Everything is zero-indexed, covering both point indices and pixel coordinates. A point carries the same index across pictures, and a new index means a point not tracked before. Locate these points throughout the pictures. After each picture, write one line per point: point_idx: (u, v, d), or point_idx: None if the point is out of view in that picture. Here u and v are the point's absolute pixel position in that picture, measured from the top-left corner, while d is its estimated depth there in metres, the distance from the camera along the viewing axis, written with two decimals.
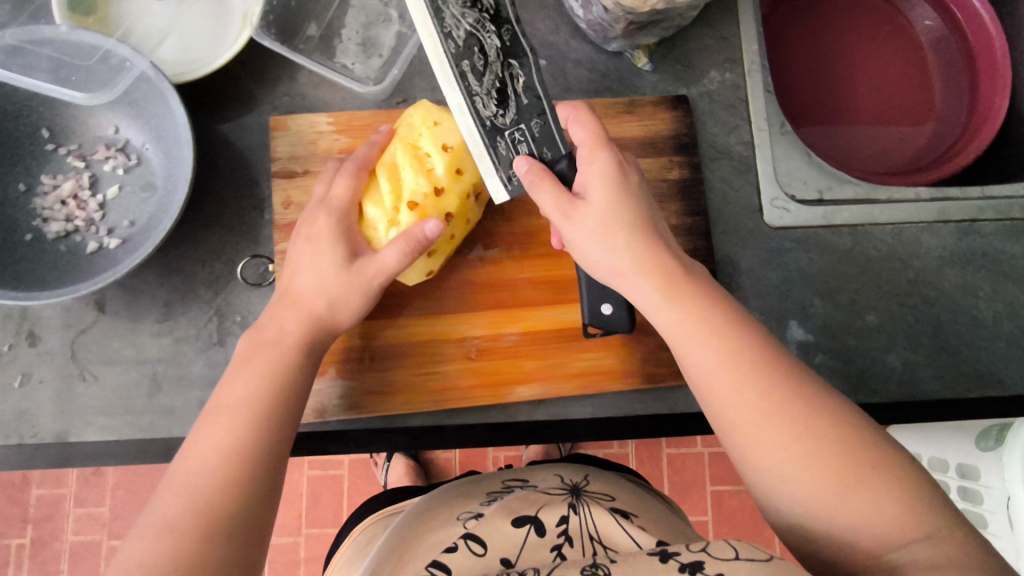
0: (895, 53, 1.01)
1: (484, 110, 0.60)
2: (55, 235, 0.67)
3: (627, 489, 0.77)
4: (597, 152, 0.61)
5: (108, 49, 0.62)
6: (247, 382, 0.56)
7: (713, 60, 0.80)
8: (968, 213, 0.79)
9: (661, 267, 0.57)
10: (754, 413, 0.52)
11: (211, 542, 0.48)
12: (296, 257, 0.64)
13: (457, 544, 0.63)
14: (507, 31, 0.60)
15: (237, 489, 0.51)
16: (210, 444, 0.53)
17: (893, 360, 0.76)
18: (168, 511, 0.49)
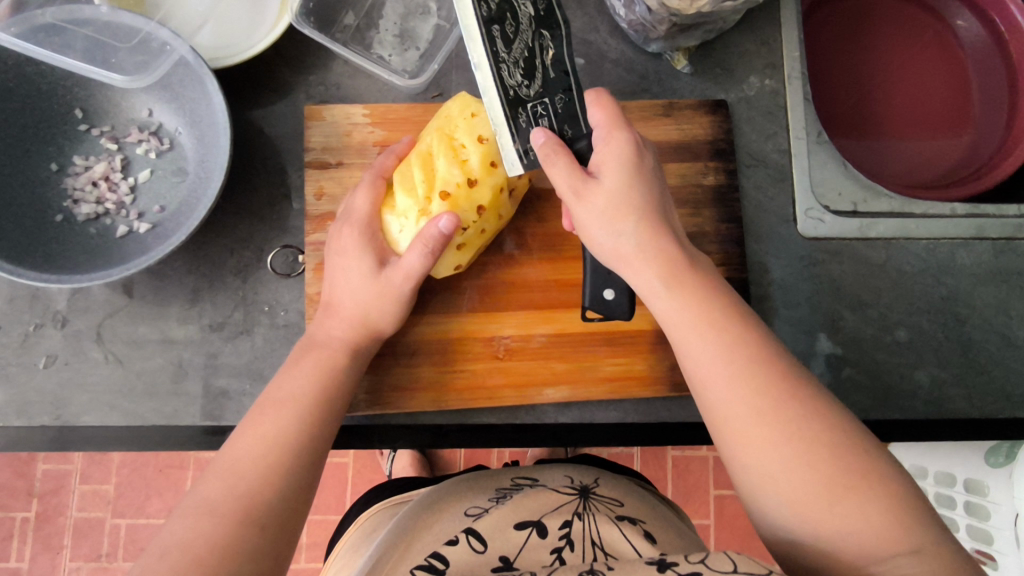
0: (934, 63, 0.99)
1: (510, 78, 0.54)
2: (85, 217, 0.66)
3: (638, 495, 0.76)
4: (614, 133, 0.59)
5: (148, 32, 0.61)
6: (298, 379, 0.59)
7: (754, 65, 0.78)
8: (1005, 231, 0.78)
9: (662, 254, 0.57)
10: (749, 408, 0.51)
11: (250, 525, 0.49)
12: (337, 261, 0.65)
13: (458, 539, 0.63)
14: (542, 0, 0.55)
15: (278, 478, 0.52)
16: (257, 434, 0.55)
17: (921, 377, 0.75)
18: (210, 493, 0.50)
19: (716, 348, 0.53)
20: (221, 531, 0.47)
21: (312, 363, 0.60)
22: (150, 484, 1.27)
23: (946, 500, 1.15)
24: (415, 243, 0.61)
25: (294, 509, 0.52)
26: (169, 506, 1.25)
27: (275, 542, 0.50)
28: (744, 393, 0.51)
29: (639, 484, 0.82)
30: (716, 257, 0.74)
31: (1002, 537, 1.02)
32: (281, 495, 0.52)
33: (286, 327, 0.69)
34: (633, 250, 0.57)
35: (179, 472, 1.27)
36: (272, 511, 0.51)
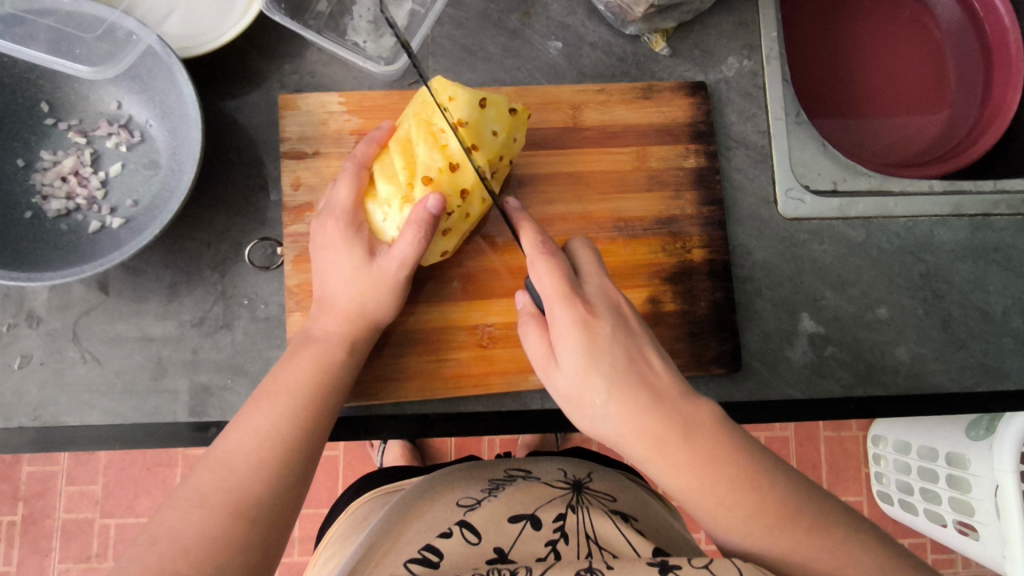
0: (910, 42, 0.99)
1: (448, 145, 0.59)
2: (55, 213, 0.65)
3: (629, 490, 0.76)
4: (538, 261, 0.55)
5: (113, 22, 0.59)
6: (296, 369, 0.59)
7: (732, 46, 0.78)
8: (982, 207, 0.79)
9: (616, 380, 0.51)
10: (737, 533, 0.48)
11: (242, 520, 0.49)
12: (319, 253, 0.64)
13: (452, 530, 0.63)
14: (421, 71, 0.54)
15: (271, 470, 0.52)
16: (251, 425, 0.54)
17: (902, 353, 0.76)
18: (203, 484, 0.50)
19: (688, 479, 0.49)
20: (211, 525, 0.47)
21: (307, 356, 0.60)
22: (137, 483, 1.25)
23: (929, 474, 1.17)
24: (405, 229, 0.60)
25: (289, 502, 0.52)
26: (158, 505, 1.24)
27: (267, 535, 0.50)
28: (725, 521, 0.48)
29: (629, 476, 0.82)
30: (699, 239, 0.74)
31: (983, 508, 1.04)
32: (275, 487, 0.52)
33: (266, 320, 0.68)
34: (585, 389, 0.52)
35: (167, 470, 1.26)
36: (265, 503, 0.50)
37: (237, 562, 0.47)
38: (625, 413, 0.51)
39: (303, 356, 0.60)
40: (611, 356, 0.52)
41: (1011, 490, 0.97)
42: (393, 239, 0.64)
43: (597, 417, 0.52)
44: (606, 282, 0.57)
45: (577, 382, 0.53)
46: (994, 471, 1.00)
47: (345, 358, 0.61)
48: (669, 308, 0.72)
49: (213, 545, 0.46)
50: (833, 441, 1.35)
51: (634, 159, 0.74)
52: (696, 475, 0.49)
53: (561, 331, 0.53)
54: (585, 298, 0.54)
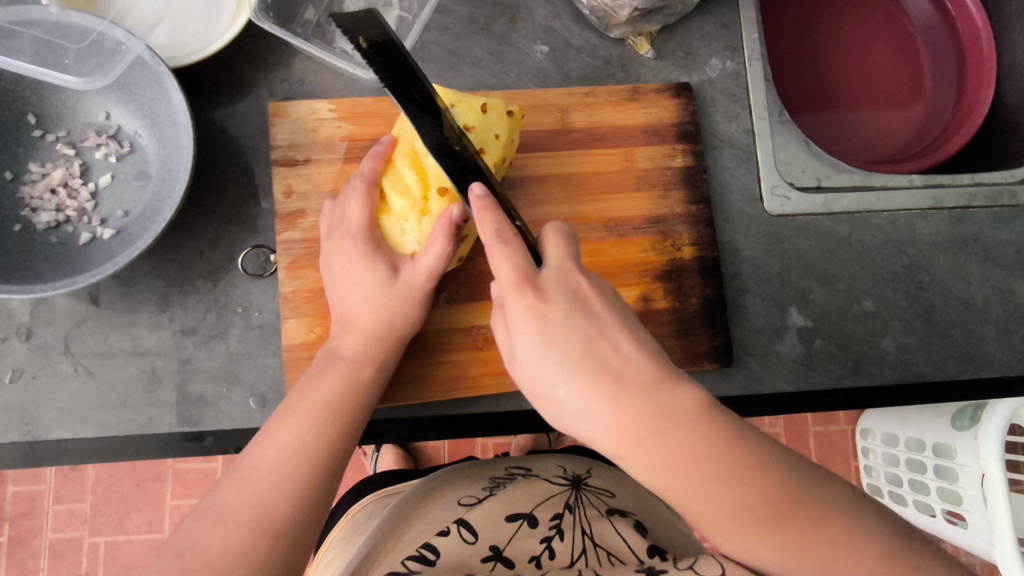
0: (886, 46, 1.03)
1: None
2: (45, 225, 0.64)
3: (629, 484, 0.77)
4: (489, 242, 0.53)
5: (102, 32, 0.59)
6: (326, 385, 0.59)
7: (714, 47, 0.80)
8: (961, 200, 0.81)
9: (551, 327, 0.49)
10: (680, 491, 0.46)
11: (267, 534, 0.49)
12: (334, 277, 0.64)
13: (450, 528, 0.64)
14: None
15: (297, 485, 0.52)
16: (277, 437, 0.54)
17: (888, 344, 0.78)
18: (230, 495, 0.50)
19: (678, 478, 0.46)
20: (238, 539, 0.47)
21: (332, 370, 0.60)
22: (127, 500, 1.24)
23: (918, 465, 1.19)
24: (431, 243, 0.61)
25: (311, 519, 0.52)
26: (149, 522, 1.23)
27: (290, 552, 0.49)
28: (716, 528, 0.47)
29: (629, 472, 0.83)
30: (688, 238, 0.75)
31: (971, 497, 1.05)
32: (300, 502, 0.51)
33: (261, 327, 0.68)
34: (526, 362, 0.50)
35: (156, 486, 1.24)
36: (291, 521, 0.50)
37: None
38: (589, 401, 0.47)
39: (325, 376, 0.59)
40: (568, 342, 0.49)
41: (997, 478, 0.99)
42: (415, 251, 0.64)
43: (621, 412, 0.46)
44: (568, 265, 0.54)
45: (539, 374, 0.50)
46: (981, 460, 1.02)
47: (372, 374, 0.61)
48: (660, 306, 0.73)
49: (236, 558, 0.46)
50: (822, 435, 1.39)
51: (623, 159, 0.75)
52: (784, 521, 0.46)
53: (516, 318, 0.51)
54: (540, 288, 0.51)
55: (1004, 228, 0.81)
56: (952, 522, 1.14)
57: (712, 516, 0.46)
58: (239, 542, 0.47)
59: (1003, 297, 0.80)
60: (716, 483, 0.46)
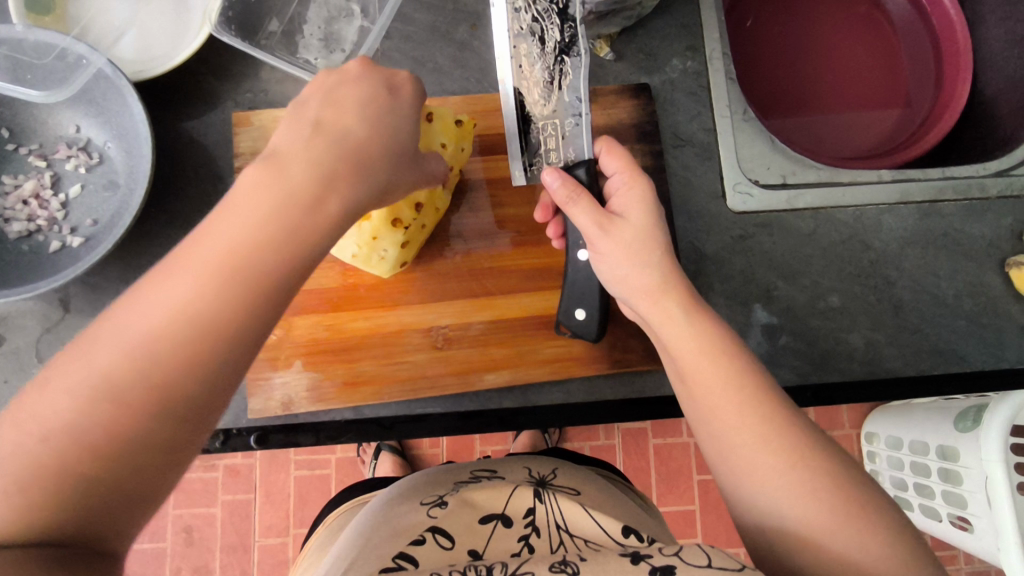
0: (862, 41, 1.02)
1: (528, 96, 0.64)
2: (17, 235, 0.67)
3: (597, 483, 0.77)
4: (632, 178, 0.61)
5: (64, 47, 0.62)
6: (226, 233, 0.41)
7: (675, 48, 0.80)
8: (928, 194, 0.80)
9: (646, 226, 0.59)
10: (698, 366, 0.53)
11: (103, 454, 0.37)
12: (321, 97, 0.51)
13: (423, 536, 0.58)
14: (569, 28, 0.63)
15: (160, 383, 0.38)
16: (145, 298, 0.39)
17: (856, 340, 0.77)
18: (72, 377, 0.38)
19: (699, 351, 0.53)
20: (77, 448, 0.36)
21: (228, 214, 0.42)
22: None
23: (923, 468, 1.14)
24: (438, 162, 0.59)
25: (182, 425, 0.39)
26: (152, 530, 1.24)
27: (143, 477, 0.38)
28: (721, 415, 0.51)
29: (598, 473, 0.83)
30: None
31: (976, 500, 0.98)
32: (163, 410, 0.38)
33: None
34: (600, 235, 0.59)
35: None
36: (146, 437, 0.38)
37: (90, 511, 0.36)
38: (641, 276, 0.57)
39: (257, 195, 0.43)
40: (645, 232, 0.59)
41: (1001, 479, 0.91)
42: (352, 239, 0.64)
43: (635, 259, 0.58)
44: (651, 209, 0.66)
45: (614, 245, 0.59)
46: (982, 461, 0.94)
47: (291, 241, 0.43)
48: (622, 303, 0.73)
49: (47, 487, 0.35)
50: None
51: None
52: (758, 387, 0.51)
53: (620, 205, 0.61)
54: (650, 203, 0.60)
55: (974, 221, 0.80)
56: (961, 528, 1.07)
57: (714, 393, 0.52)
58: (63, 460, 0.36)
59: (975, 290, 0.79)
60: (736, 381, 0.51)
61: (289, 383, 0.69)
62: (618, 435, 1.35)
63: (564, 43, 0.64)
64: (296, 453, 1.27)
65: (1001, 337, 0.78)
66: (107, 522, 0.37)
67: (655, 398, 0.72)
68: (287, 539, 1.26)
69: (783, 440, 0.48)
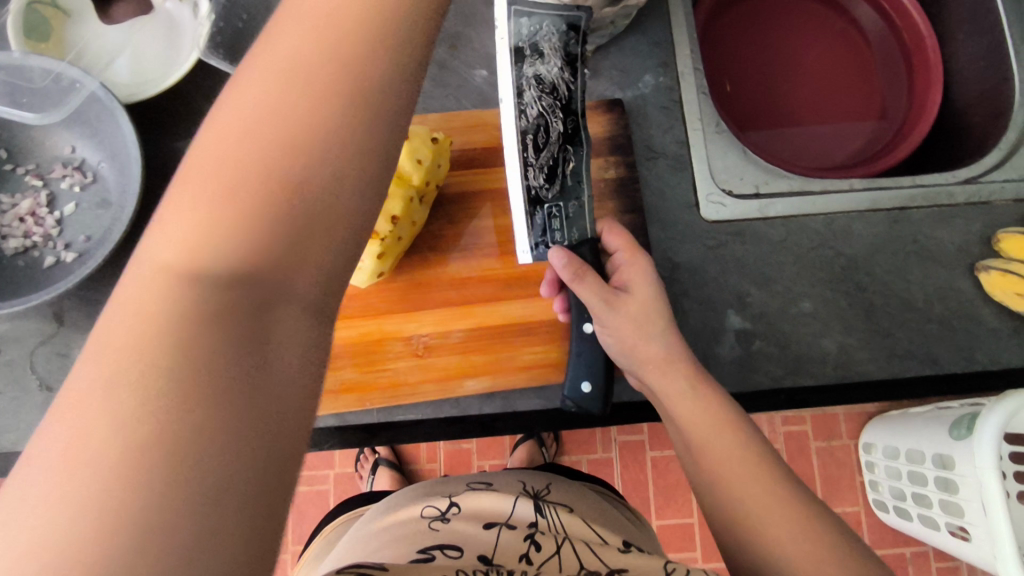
0: (836, 56, 1.05)
1: (534, 180, 0.63)
2: (13, 250, 0.70)
3: (587, 496, 0.79)
4: (633, 255, 0.68)
5: (59, 72, 0.66)
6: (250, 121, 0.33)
7: (647, 64, 0.84)
8: (898, 202, 0.83)
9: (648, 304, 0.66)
10: (697, 420, 0.59)
11: (217, 394, 0.29)
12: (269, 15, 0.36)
13: (432, 553, 0.55)
14: (571, 122, 0.65)
15: (205, 337, 0.30)
16: (194, 218, 0.32)
17: (828, 344, 0.79)
18: (122, 337, 0.29)
19: (699, 410, 0.60)
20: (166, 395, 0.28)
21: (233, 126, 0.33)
22: None
23: (920, 478, 1.14)
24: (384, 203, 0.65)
25: (262, 348, 0.31)
26: None
27: (278, 420, 0.30)
28: (713, 460, 0.57)
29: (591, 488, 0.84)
30: None
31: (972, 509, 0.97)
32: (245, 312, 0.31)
33: None
34: (609, 305, 0.66)
35: None
36: (244, 377, 0.30)
37: (247, 466, 0.28)
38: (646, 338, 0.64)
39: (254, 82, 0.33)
40: (648, 307, 0.65)
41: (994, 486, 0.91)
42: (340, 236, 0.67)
43: (642, 334, 0.64)
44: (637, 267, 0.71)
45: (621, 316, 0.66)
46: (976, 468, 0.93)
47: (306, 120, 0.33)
48: None
49: (165, 453, 0.26)
50: (823, 450, 1.39)
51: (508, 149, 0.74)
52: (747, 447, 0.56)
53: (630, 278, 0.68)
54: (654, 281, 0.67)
55: (942, 227, 0.82)
56: (963, 539, 1.06)
57: (708, 441, 0.58)
58: (168, 414, 0.27)
59: (945, 294, 0.81)
60: (728, 432, 0.58)
61: None
62: (615, 448, 1.36)
63: (570, 134, 0.66)
64: None
65: (972, 340, 0.79)
66: (267, 483, 0.28)
67: (633, 404, 0.74)
68: (283, 556, 1.26)
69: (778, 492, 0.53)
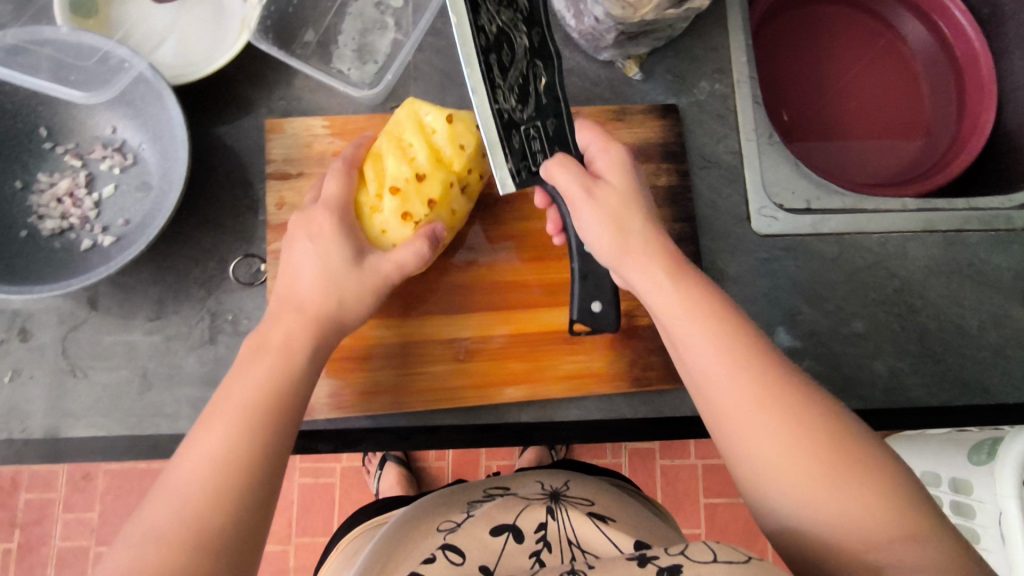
0: (883, 71, 1.03)
1: (505, 102, 0.60)
2: (49, 232, 0.68)
3: (609, 491, 0.75)
4: (608, 144, 0.65)
5: (108, 51, 0.64)
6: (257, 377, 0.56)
7: (703, 71, 0.81)
8: (954, 224, 0.80)
9: (662, 249, 0.59)
10: (735, 391, 0.52)
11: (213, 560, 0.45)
12: (294, 254, 0.64)
13: (434, 556, 0.59)
14: (535, 34, 0.63)
15: (214, 519, 0.47)
16: (177, 496, 0.48)
17: (879, 368, 0.77)
18: (147, 525, 0.47)
19: (736, 378, 0.52)
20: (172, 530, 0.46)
21: (241, 381, 0.56)
22: None
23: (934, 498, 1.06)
24: (412, 241, 0.65)
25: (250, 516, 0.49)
26: None
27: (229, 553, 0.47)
28: (758, 441, 0.50)
29: (619, 487, 0.81)
30: None
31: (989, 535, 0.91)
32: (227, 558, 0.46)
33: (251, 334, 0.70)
34: (635, 249, 0.59)
35: None
36: (220, 526, 0.47)
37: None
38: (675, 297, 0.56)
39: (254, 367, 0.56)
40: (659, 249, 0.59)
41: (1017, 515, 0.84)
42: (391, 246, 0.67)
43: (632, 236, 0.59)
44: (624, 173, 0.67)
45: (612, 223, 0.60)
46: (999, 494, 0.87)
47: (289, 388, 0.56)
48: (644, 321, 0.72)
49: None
50: None
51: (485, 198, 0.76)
52: (794, 406, 0.50)
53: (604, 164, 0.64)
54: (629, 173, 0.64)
55: (999, 252, 0.80)
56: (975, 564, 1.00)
57: (751, 416, 0.51)
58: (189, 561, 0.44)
59: (1000, 322, 0.78)
60: (773, 398, 0.51)
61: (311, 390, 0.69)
62: (625, 454, 1.34)
63: (536, 47, 0.63)
64: (302, 461, 1.27)
65: None
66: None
67: (676, 418, 0.72)
68: (289, 549, 1.25)
69: (825, 454, 0.48)
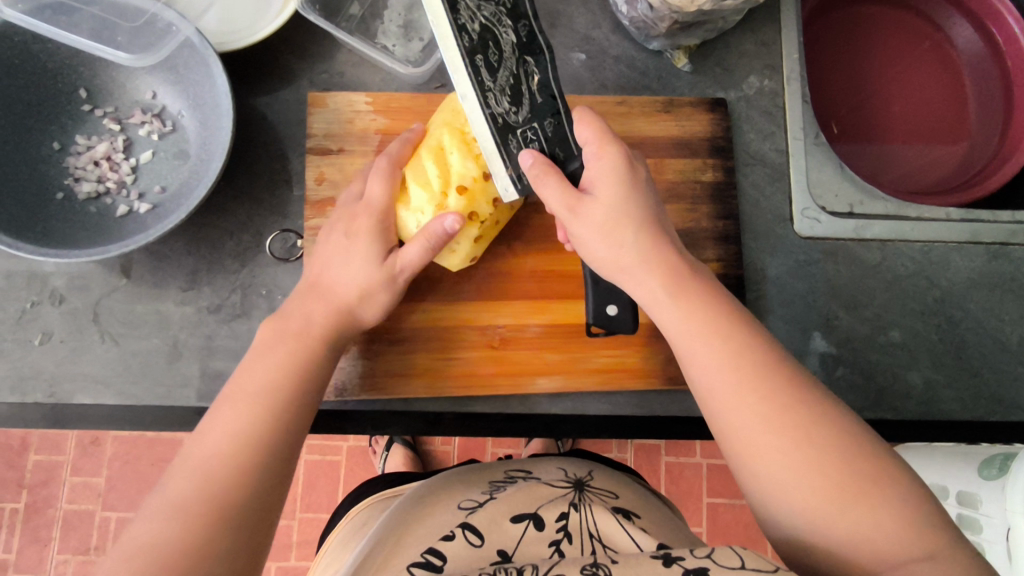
0: (928, 75, 1.00)
1: (497, 106, 0.57)
2: (86, 196, 0.67)
3: (630, 484, 0.73)
4: (604, 149, 0.60)
5: (154, 13, 0.63)
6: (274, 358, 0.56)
7: (752, 66, 0.79)
8: (999, 236, 0.79)
9: (661, 258, 0.58)
10: (736, 408, 0.51)
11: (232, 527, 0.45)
12: (329, 250, 0.63)
13: (454, 532, 0.57)
14: (524, 27, 0.58)
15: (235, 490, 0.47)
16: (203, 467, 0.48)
17: (914, 378, 0.76)
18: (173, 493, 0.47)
19: (737, 395, 0.51)
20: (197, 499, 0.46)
21: (258, 362, 0.56)
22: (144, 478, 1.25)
23: None
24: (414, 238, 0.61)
25: (268, 487, 0.49)
26: None
27: (244, 524, 0.46)
28: (760, 458, 0.49)
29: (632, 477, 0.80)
30: (715, 255, 0.75)
31: None
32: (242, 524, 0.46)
33: None
34: (636, 260, 0.58)
35: None
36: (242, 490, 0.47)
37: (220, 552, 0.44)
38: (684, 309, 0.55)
39: (273, 352, 0.57)
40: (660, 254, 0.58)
41: None
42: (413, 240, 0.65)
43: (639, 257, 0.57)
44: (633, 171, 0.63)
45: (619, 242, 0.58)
46: None
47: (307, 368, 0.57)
48: None
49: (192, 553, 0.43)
50: None
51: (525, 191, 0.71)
52: (803, 424, 0.49)
53: (601, 173, 0.60)
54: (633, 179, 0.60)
55: None
56: None
57: (754, 435, 0.50)
58: (208, 526, 0.44)
59: None
60: (778, 415, 0.50)
61: (342, 369, 0.68)
62: (630, 448, 1.33)
63: (527, 41, 0.59)
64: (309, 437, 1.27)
65: None
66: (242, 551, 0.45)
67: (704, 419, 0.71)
68: (293, 524, 1.25)
69: (836, 472, 0.47)
